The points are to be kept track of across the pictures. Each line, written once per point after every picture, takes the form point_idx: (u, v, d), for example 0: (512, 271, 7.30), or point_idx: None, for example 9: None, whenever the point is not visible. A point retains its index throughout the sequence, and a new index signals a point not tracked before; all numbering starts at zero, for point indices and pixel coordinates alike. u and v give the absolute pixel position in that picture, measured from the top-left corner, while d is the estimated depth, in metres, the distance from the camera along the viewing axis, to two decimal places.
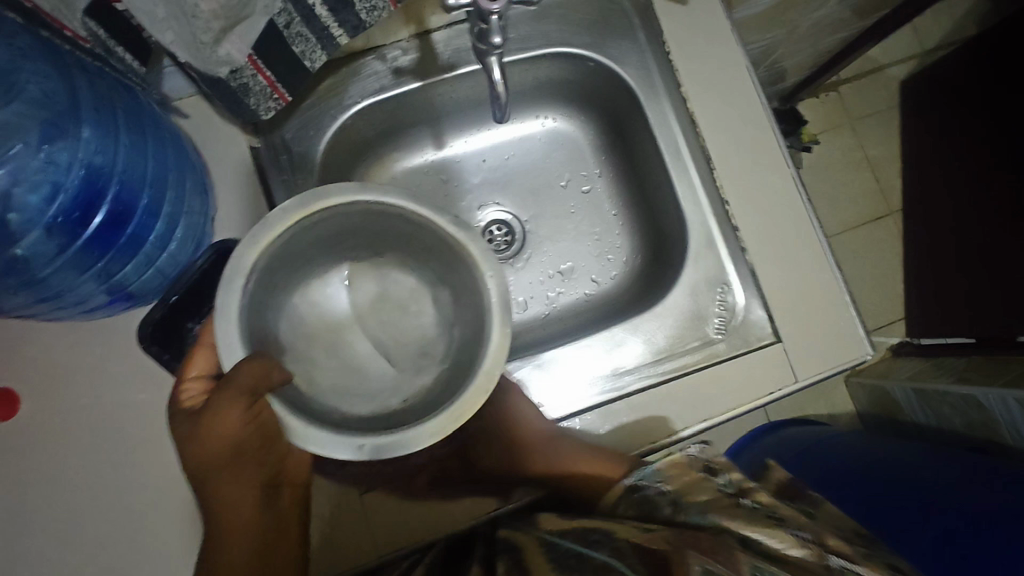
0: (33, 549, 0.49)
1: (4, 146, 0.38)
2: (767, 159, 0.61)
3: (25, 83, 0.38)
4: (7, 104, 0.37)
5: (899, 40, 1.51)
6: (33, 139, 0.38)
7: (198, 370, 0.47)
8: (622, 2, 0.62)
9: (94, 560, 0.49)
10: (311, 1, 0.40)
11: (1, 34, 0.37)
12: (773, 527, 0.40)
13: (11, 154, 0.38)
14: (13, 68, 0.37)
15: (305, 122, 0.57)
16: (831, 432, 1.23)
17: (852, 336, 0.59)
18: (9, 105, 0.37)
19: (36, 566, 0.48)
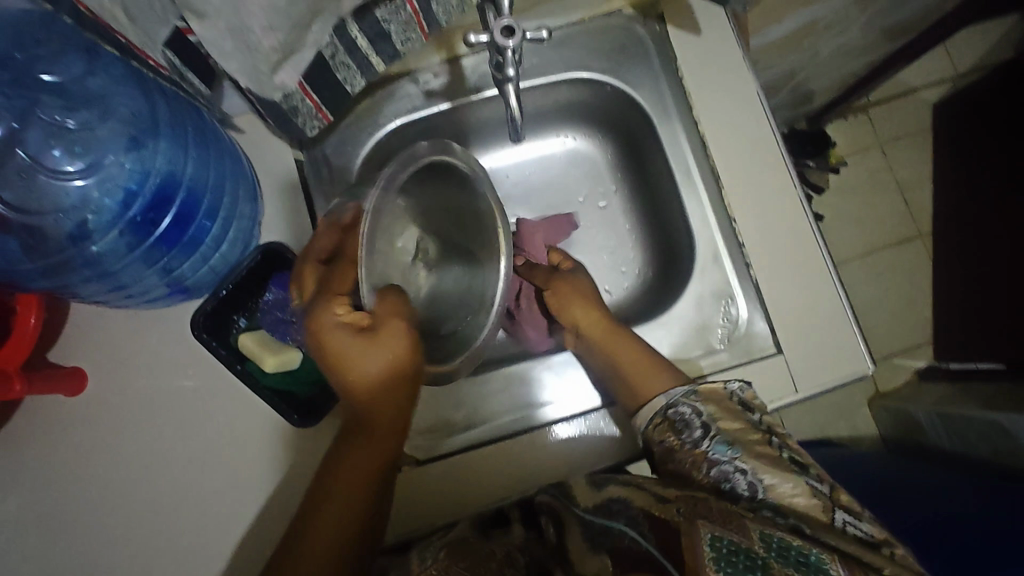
0: (95, 510, 0.55)
1: (99, 157, 0.46)
2: (774, 179, 0.64)
3: (117, 105, 0.46)
4: (104, 122, 0.46)
5: (931, 63, 1.51)
6: (120, 150, 0.46)
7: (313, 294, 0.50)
8: (638, 31, 0.67)
9: (145, 524, 0.55)
10: (353, 35, 0.46)
11: (99, 64, 0.46)
12: (786, 471, 0.48)
13: (103, 164, 0.46)
14: (109, 92, 0.46)
15: (345, 138, 0.64)
16: (852, 455, 1.23)
17: (852, 351, 0.61)
18: (106, 123, 0.46)
19: (96, 525, 0.55)
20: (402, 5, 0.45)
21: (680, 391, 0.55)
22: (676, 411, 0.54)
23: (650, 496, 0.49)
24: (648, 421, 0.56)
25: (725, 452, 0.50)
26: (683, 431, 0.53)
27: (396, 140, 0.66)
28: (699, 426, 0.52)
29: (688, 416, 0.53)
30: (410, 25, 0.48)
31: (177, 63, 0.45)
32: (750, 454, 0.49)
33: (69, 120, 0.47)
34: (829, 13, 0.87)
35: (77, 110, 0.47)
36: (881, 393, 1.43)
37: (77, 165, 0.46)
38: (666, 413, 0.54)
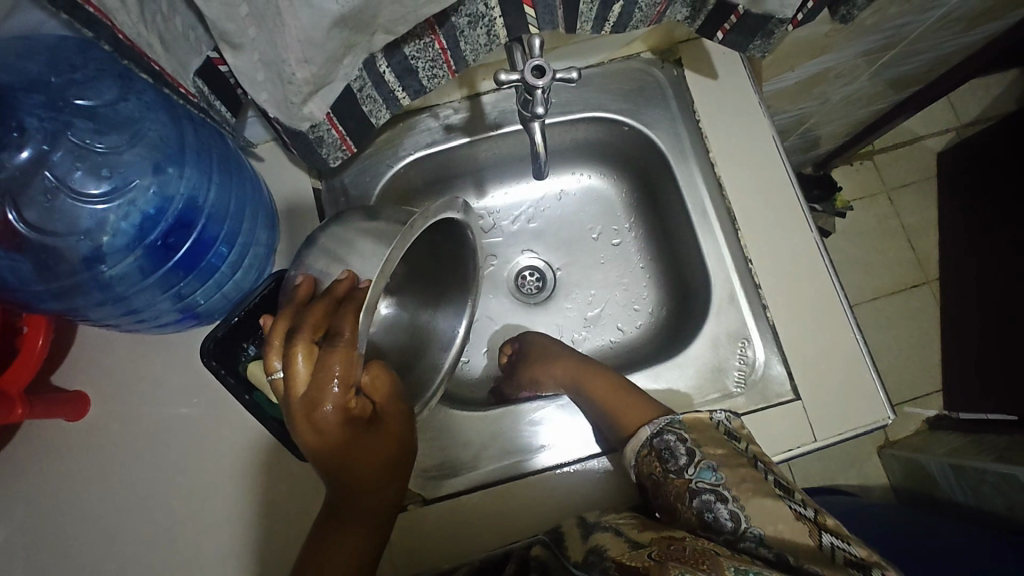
0: (86, 540, 0.53)
1: (125, 181, 0.46)
2: (789, 223, 0.64)
3: (147, 131, 0.46)
4: (132, 148, 0.46)
5: (935, 113, 1.54)
6: (147, 174, 0.46)
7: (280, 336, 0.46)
8: (656, 74, 0.68)
9: (137, 558, 0.53)
10: (381, 70, 0.46)
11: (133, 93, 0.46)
12: (774, 497, 0.47)
13: (128, 188, 0.46)
14: (140, 118, 0.46)
15: (364, 168, 0.64)
16: (864, 505, 1.19)
17: (872, 399, 0.59)
18: (134, 148, 0.46)
19: (87, 558, 0.53)
20: (430, 43, 0.46)
21: (664, 419, 0.54)
22: (661, 438, 0.53)
23: (626, 543, 0.49)
24: (637, 453, 0.54)
25: (712, 478, 0.49)
26: (668, 460, 0.52)
27: (414, 172, 0.67)
28: (684, 453, 0.51)
29: (674, 444, 0.52)
30: (437, 62, 0.48)
31: (206, 92, 0.46)
32: (735, 481, 0.49)
33: (98, 144, 0.45)
34: (839, 63, 0.89)
35: (108, 134, 0.46)
36: (891, 441, 1.40)
37: (104, 188, 0.45)
38: (653, 442, 0.53)
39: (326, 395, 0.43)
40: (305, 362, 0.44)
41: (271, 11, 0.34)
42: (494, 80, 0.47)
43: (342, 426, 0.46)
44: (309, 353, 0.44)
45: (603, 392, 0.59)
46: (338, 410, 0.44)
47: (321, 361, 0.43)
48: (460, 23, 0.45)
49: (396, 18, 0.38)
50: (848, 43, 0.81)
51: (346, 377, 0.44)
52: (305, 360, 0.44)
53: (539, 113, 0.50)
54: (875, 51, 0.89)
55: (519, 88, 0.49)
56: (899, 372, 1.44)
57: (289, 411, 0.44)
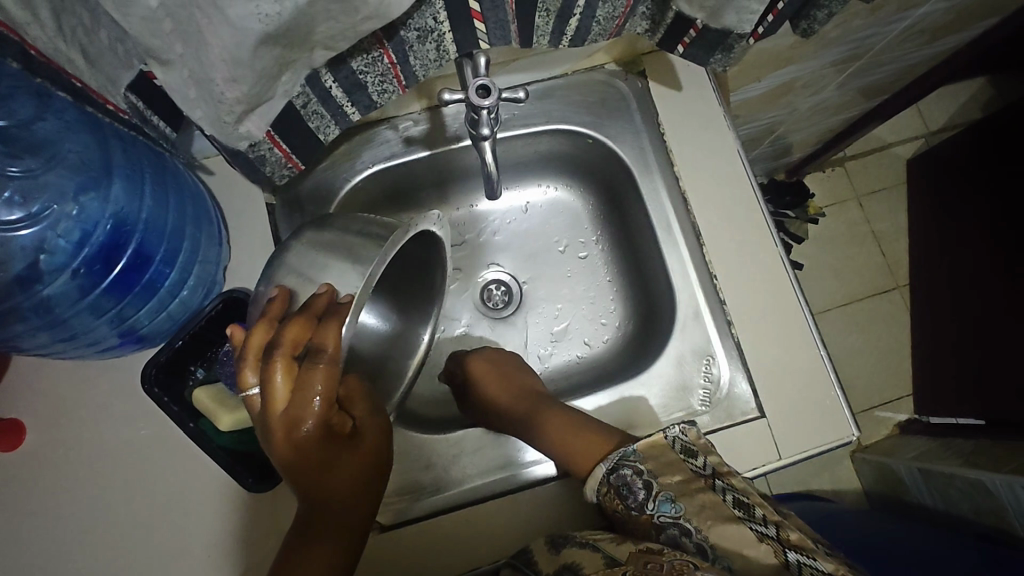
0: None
1: (43, 205, 0.43)
2: (754, 237, 0.63)
3: (67, 150, 0.44)
4: (52, 169, 0.43)
5: (904, 120, 1.56)
6: (69, 195, 0.44)
7: (254, 352, 0.44)
8: (620, 85, 0.67)
9: None
10: (327, 86, 0.44)
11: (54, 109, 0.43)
12: (737, 521, 0.46)
13: (48, 212, 0.43)
14: (60, 137, 0.44)
15: (319, 182, 0.62)
16: (837, 511, 1.20)
17: (837, 416, 0.59)
18: (53, 169, 0.43)
19: None
20: (378, 57, 0.44)
21: (617, 454, 0.52)
22: (617, 475, 0.51)
23: (602, 560, 0.47)
24: (597, 492, 0.52)
25: (673, 509, 0.48)
26: (627, 496, 0.51)
27: (372, 186, 0.65)
28: (641, 487, 0.50)
29: (630, 479, 0.51)
30: (386, 76, 0.46)
31: (139, 106, 0.43)
32: (694, 510, 0.48)
33: (11, 168, 0.42)
34: (806, 73, 0.89)
35: (20, 157, 0.43)
36: (863, 446, 1.41)
37: (20, 213, 0.42)
38: (610, 480, 0.52)
39: (308, 412, 0.42)
40: (285, 379, 0.42)
41: (195, 27, 0.32)
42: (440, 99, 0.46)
43: (321, 441, 0.45)
44: (288, 369, 0.42)
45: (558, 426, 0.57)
46: (319, 426, 0.44)
47: (302, 377, 0.42)
48: (407, 37, 0.44)
49: (334, 33, 0.36)
50: (814, 53, 0.81)
51: (328, 392, 0.43)
52: (286, 377, 0.42)
53: (487, 133, 0.49)
54: (842, 62, 0.89)
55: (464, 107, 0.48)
56: (871, 377, 1.46)
57: (268, 428, 0.43)
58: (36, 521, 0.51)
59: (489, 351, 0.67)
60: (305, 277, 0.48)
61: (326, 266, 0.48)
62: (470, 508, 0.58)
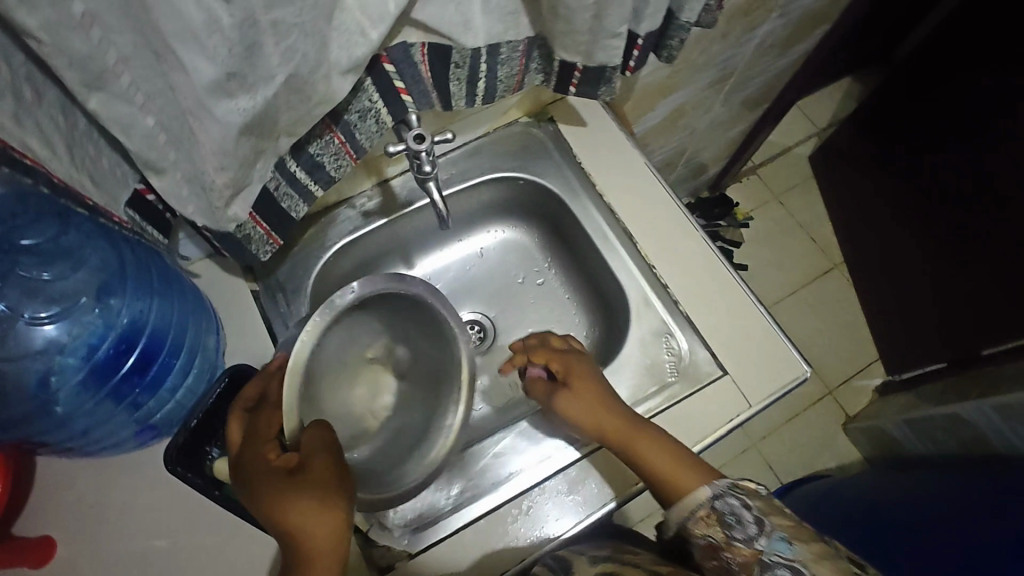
0: None
1: (74, 300, 0.49)
2: (676, 228, 0.74)
3: (90, 256, 0.51)
4: (76, 273, 0.50)
5: (795, 125, 1.76)
6: (93, 296, 0.50)
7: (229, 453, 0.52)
8: (536, 132, 0.79)
9: None
10: (292, 169, 0.54)
11: (72, 227, 0.51)
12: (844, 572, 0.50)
13: (76, 307, 0.49)
14: (81, 248, 0.51)
15: (296, 264, 0.70)
16: (844, 482, 1.24)
17: (785, 357, 0.67)
18: (78, 273, 0.50)
19: None
20: (330, 139, 0.55)
21: (724, 484, 0.58)
22: (726, 502, 0.56)
23: None
24: (692, 517, 0.57)
25: (785, 548, 0.52)
26: (734, 526, 0.55)
27: (343, 259, 0.73)
28: (751, 521, 0.54)
29: (739, 510, 0.55)
30: (339, 153, 0.57)
31: (138, 218, 0.51)
32: (806, 554, 0.51)
33: (44, 273, 0.49)
34: (690, 98, 1.04)
35: (53, 264, 0.49)
36: (851, 417, 1.48)
37: (53, 309, 0.48)
38: (716, 506, 0.56)
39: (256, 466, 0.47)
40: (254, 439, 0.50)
41: (186, 133, 0.41)
42: (386, 153, 0.56)
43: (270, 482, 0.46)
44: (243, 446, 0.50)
45: (657, 452, 0.59)
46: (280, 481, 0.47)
47: (249, 444, 0.50)
48: (352, 118, 0.55)
49: (293, 121, 0.46)
50: (688, 79, 0.97)
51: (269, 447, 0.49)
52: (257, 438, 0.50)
53: (430, 171, 0.58)
54: (716, 83, 1.06)
55: (409, 157, 0.58)
56: (838, 351, 1.55)
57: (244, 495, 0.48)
58: None
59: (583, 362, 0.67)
60: (308, 339, 0.55)
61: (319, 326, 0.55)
62: (488, 518, 0.61)
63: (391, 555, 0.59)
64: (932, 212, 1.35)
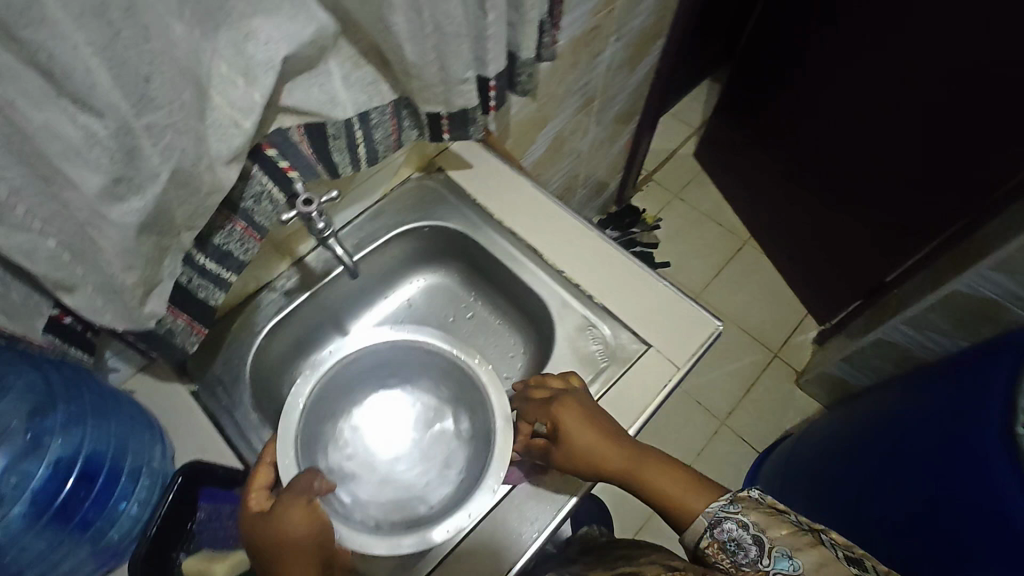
0: None
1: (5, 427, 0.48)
2: (574, 232, 0.81)
3: (13, 383, 0.50)
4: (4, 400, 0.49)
5: (673, 130, 1.95)
6: (26, 420, 0.50)
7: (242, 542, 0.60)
8: (430, 182, 0.86)
9: None
10: (201, 261, 0.58)
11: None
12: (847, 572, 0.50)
13: (9, 433, 0.49)
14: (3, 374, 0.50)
15: (230, 355, 0.72)
16: (805, 436, 1.28)
17: (696, 317, 0.74)
18: (7, 400, 0.49)
19: None
20: (232, 228, 0.60)
21: (718, 507, 0.59)
22: (724, 530, 0.57)
23: None
24: (700, 545, 0.58)
25: (788, 565, 0.52)
26: (736, 550, 0.55)
27: (277, 340, 0.76)
28: (752, 544, 0.55)
29: (737, 532, 0.56)
30: (244, 237, 0.61)
31: (57, 342, 0.53)
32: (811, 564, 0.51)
33: None
34: (564, 124, 1.16)
35: None
36: (801, 371, 1.57)
37: None
38: (714, 534, 0.57)
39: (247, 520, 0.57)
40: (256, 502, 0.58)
41: (87, 245, 0.44)
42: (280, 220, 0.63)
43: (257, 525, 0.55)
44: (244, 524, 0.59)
45: (664, 479, 0.62)
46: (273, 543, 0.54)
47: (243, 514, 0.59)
48: (248, 204, 0.60)
49: (190, 214, 0.51)
50: (556, 108, 1.08)
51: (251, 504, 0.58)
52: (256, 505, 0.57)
53: (323, 228, 0.67)
54: (583, 107, 1.18)
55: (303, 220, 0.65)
56: (771, 316, 1.66)
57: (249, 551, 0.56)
58: None
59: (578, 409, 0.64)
60: None
61: None
62: (474, 537, 0.63)
63: None
64: (805, 176, 1.53)
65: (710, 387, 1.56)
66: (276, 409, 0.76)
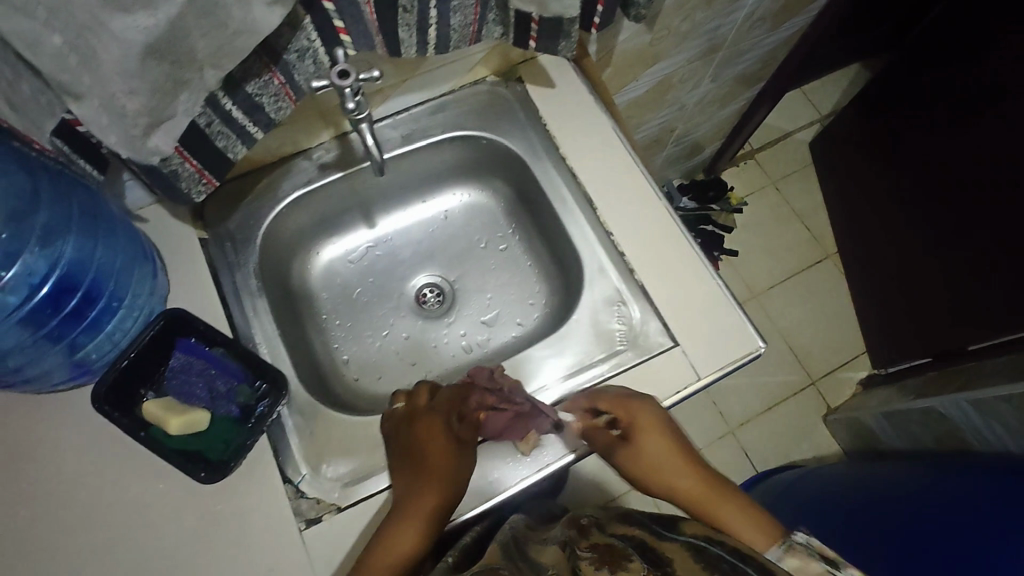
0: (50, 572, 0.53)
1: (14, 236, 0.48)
2: (642, 194, 0.71)
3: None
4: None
5: (798, 111, 1.74)
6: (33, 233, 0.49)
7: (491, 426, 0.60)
8: (504, 93, 0.76)
9: None
10: (227, 107, 0.52)
11: None
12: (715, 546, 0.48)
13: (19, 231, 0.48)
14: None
15: (249, 212, 0.69)
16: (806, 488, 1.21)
17: (741, 331, 0.65)
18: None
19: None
20: (269, 79, 0.53)
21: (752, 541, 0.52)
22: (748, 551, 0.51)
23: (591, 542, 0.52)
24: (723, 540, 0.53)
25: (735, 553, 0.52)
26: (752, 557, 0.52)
27: (300, 211, 0.73)
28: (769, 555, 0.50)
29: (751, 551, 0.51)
30: (278, 93, 0.55)
31: (64, 149, 0.50)
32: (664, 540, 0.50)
33: None
34: (675, 71, 1.02)
35: None
36: (832, 408, 1.47)
37: None
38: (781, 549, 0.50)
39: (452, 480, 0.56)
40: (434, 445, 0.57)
41: (90, 49, 0.39)
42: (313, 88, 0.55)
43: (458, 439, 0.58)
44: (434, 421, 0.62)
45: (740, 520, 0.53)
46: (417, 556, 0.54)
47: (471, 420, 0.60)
48: (292, 58, 0.53)
49: (213, 51, 0.44)
50: (671, 50, 0.95)
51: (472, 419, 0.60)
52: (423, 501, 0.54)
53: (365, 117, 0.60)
54: (705, 55, 1.03)
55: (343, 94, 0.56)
56: (826, 343, 1.54)
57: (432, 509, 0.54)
58: (21, 556, 0.53)
59: (644, 409, 0.59)
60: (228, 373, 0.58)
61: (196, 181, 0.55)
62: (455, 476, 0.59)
63: (319, 507, 0.58)
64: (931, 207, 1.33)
65: (731, 394, 1.48)
66: (279, 286, 0.73)
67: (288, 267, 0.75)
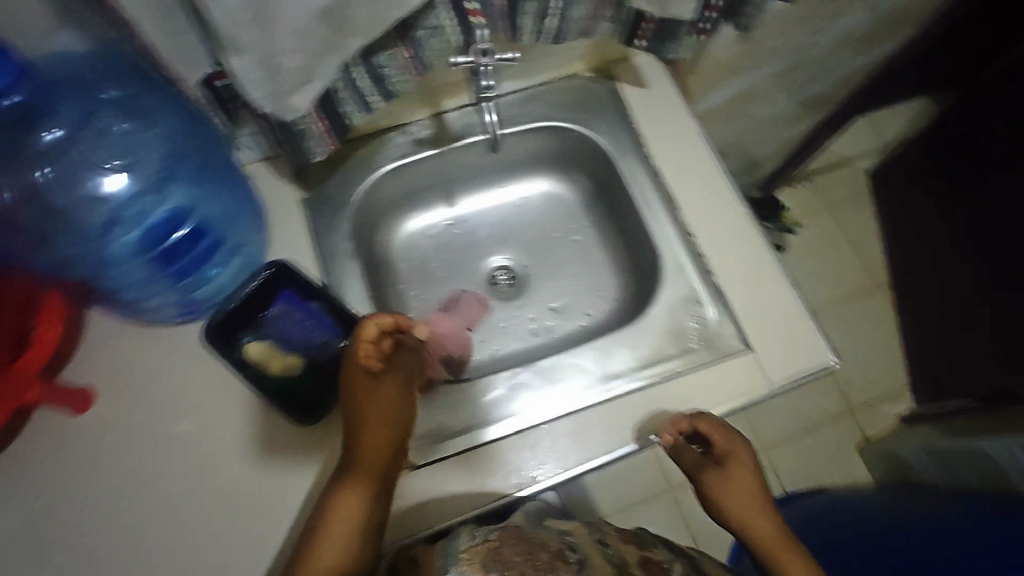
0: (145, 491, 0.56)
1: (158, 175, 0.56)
2: (725, 200, 0.72)
3: (161, 122, 0.57)
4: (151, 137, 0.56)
5: (860, 138, 1.73)
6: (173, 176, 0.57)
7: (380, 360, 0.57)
8: (597, 87, 0.78)
9: (141, 503, 0.56)
10: (356, 74, 0.55)
11: (153, 92, 0.57)
12: None
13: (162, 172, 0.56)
14: (157, 112, 0.57)
15: (346, 178, 0.72)
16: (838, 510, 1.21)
17: (814, 342, 0.66)
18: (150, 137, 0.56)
19: (165, 503, 0.56)
20: (398, 52, 0.56)
21: None
22: None
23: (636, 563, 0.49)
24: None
25: None
26: None
27: (390, 183, 0.76)
28: None
29: None
30: (404, 67, 0.57)
31: (210, 101, 0.57)
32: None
33: (124, 127, 0.55)
34: (755, 85, 1.03)
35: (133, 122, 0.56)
36: (868, 438, 1.46)
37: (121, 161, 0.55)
38: None
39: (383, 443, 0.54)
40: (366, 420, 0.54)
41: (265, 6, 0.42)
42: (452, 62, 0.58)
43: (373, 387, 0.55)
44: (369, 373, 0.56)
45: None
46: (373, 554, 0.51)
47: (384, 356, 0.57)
48: (422, 35, 0.56)
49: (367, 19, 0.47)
50: (755, 64, 0.95)
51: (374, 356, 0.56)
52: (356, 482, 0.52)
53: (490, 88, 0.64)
54: (785, 72, 1.03)
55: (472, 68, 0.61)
56: (868, 372, 1.53)
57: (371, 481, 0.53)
58: (121, 472, 0.57)
59: (746, 446, 0.63)
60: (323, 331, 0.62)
61: (319, 141, 0.58)
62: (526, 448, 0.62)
63: None
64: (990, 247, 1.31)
65: (766, 413, 1.48)
66: (365, 253, 0.76)
67: (372, 235, 0.78)
